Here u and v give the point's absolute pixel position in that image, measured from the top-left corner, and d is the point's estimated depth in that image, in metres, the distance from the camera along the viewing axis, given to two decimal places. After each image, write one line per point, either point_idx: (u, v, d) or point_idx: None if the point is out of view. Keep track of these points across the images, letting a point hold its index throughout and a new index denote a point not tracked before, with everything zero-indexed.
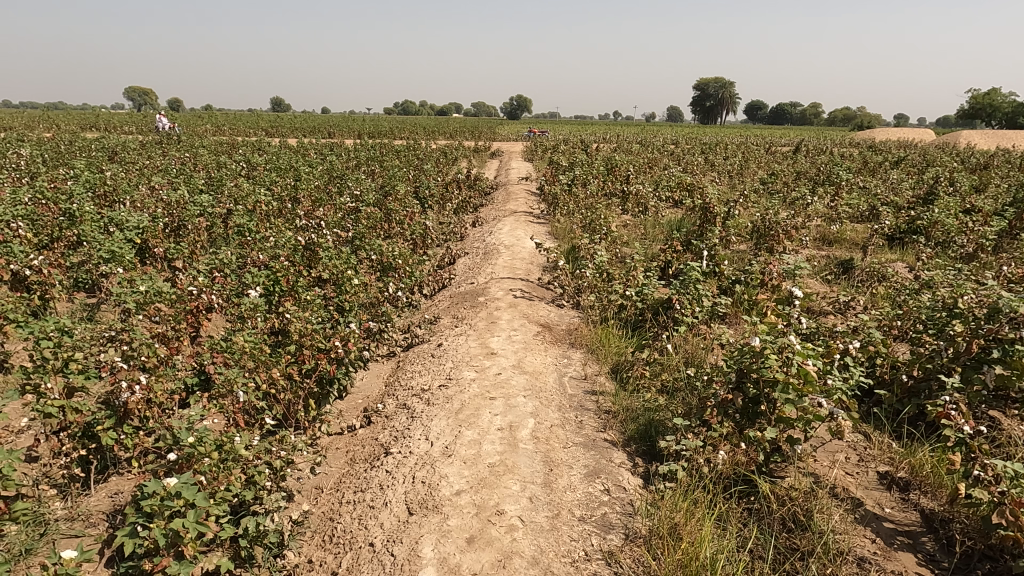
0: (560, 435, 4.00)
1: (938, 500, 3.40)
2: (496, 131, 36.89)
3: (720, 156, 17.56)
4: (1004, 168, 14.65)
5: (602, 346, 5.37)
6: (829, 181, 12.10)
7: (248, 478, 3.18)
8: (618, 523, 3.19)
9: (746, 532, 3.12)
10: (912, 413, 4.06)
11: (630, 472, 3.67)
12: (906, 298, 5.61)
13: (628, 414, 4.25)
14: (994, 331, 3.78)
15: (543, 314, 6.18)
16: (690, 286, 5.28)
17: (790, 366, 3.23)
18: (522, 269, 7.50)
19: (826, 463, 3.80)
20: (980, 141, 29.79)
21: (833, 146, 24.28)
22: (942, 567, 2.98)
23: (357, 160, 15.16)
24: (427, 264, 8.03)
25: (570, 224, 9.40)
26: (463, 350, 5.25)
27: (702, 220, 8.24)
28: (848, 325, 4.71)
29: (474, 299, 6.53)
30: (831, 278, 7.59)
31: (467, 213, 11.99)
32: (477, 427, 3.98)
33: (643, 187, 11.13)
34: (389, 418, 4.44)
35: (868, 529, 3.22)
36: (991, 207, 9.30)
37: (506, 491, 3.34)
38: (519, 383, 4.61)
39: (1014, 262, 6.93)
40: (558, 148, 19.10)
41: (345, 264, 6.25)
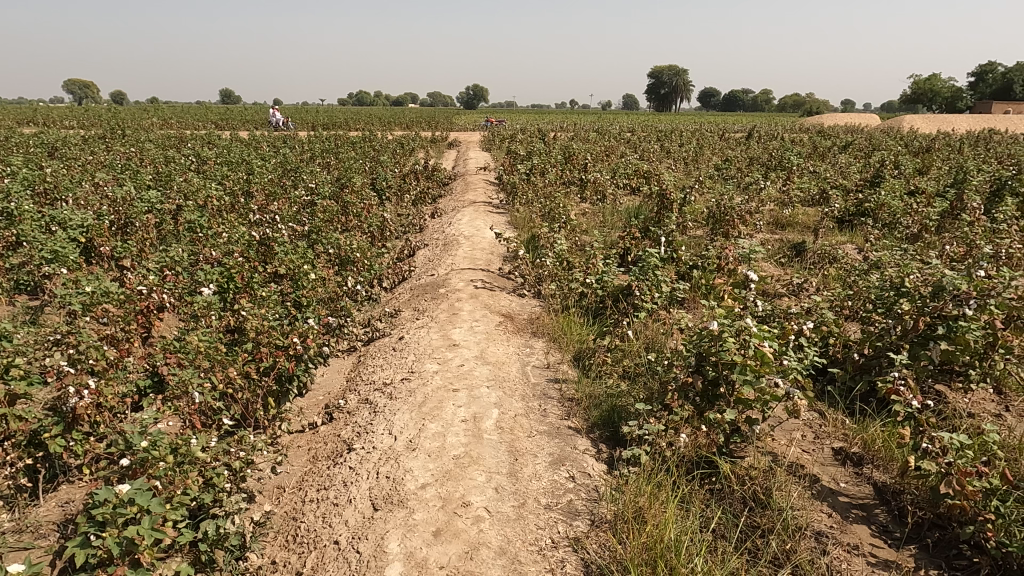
0: (524, 425, 3.95)
1: (890, 473, 3.47)
2: (453, 120, 36.58)
3: (676, 143, 17.79)
4: (946, 151, 15.20)
5: (565, 334, 5.34)
6: (781, 167, 12.33)
7: (207, 480, 3.03)
8: (584, 509, 3.17)
9: (709, 513, 3.12)
10: (864, 390, 4.16)
11: (594, 458, 3.65)
12: (856, 278, 5.73)
13: (591, 401, 4.23)
14: (940, 308, 3.87)
15: (505, 303, 6.13)
16: (649, 272, 5.29)
17: (747, 349, 3.22)
18: (483, 259, 7.43)
19: (785, 441, 3.85)
20: (923, 125, 30.80)
21: (788, 132, 24.63)
22: (895, 537, 3.05)
23: (312, 152, 14.82)
24: (387, 256, 7.88)
25: (530, 214, 9.36)
26: (425, 342, 5.14)
27: (660, 206, 8.29)
28: (802, 306, 4.78)
29: (435, 291, 6.42)
30: (784, 260, 7.73)
31: (426, 203, 11.83)
32: (441, 420, 3.90)
33: (601, 175, 11.15)
34: (350, 413, 4.33)
35: (824, 504, 3.26)
36: (934, 188, 9.62)
37: (472, 483, 3.28)
38: (482, 374, 4.54)
39: (957, 241, 7.16)
40: (516, 137, 19.09)
41: (302, 259, 6.07)
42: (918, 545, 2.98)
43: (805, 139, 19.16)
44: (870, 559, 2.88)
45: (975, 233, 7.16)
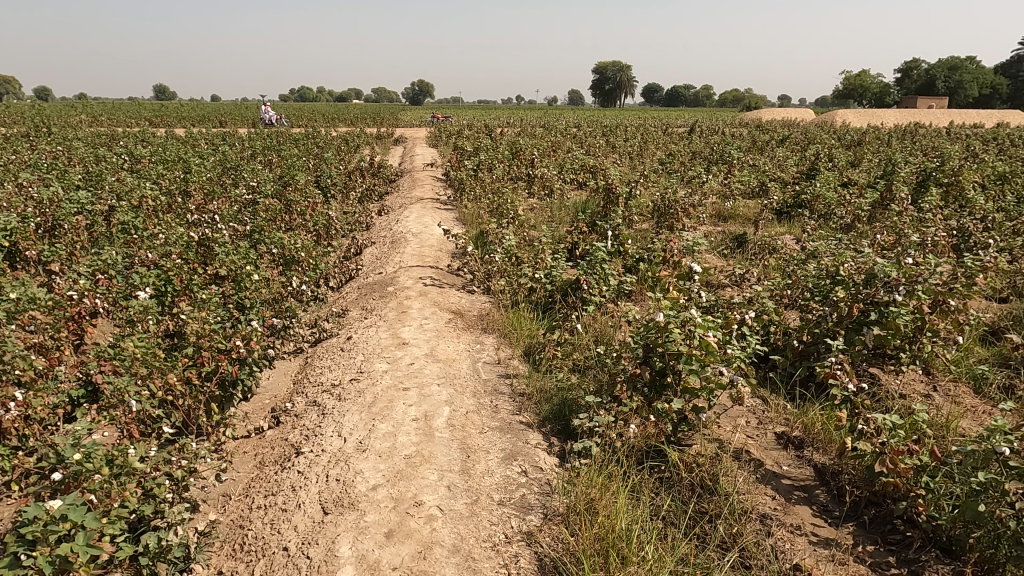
0: (476, 421, 3.91)
1: (829, 454, 3.58)
2: (398, 116, 36.09)
3: (621, 138, 18.00)
4: (875, 144, 15.87)
5: (514, 329, 5.33)
6: (722, 160, 12.62)
7: (147, 491, 2.88)
8: (537, 503, 3.16)
9: (659, 501, 3.16)
10: (804, 376, 4.28)
11: (546, 452, 3.65)
12: (795, 267, 5.91)
13: (542, 395, 4.23)
14: (873, 294, 4.04)
15: (455, 300, 6.07)
16: (596, 266, 5.35)
17: (692, 339, 3.26)
18: (432, 256, 7.34)
19: (730, 427, 3.92)
20: (854, 119, 32.07)
21: (729, 127, 25.27)
22: (834, 516, 3.13)
23: (253, 150, 14.38)
24: (333, 255, 7.70)
25: (478, 210, 9.30)
26: (374, 341, 5.04)
27: (606, 200, 8.36)
28: (745, 296, 4.89)
29: (383, 289, 6.30)
30: (727, 252, 7.91)
31: (372, 201, 11.63)
32: (391, 420, 3.82)
33: (548, 170, 11.17)
34: (298, 416, 4.20)
35: (768, 487, 3.34)
36: (865, 179, 10.03)
37: (424, 482, 3.22)
38: (433, 372, 4.48)
39: (887, 230, 7.47)
40: (463, 133, 18.99)
41: (244, 259, 5.87)
42: (856, 522, 3.09)
43: (745, 134, 19.66)
44: (812, 538, 2.96)
45: (904, 222, 7.48)
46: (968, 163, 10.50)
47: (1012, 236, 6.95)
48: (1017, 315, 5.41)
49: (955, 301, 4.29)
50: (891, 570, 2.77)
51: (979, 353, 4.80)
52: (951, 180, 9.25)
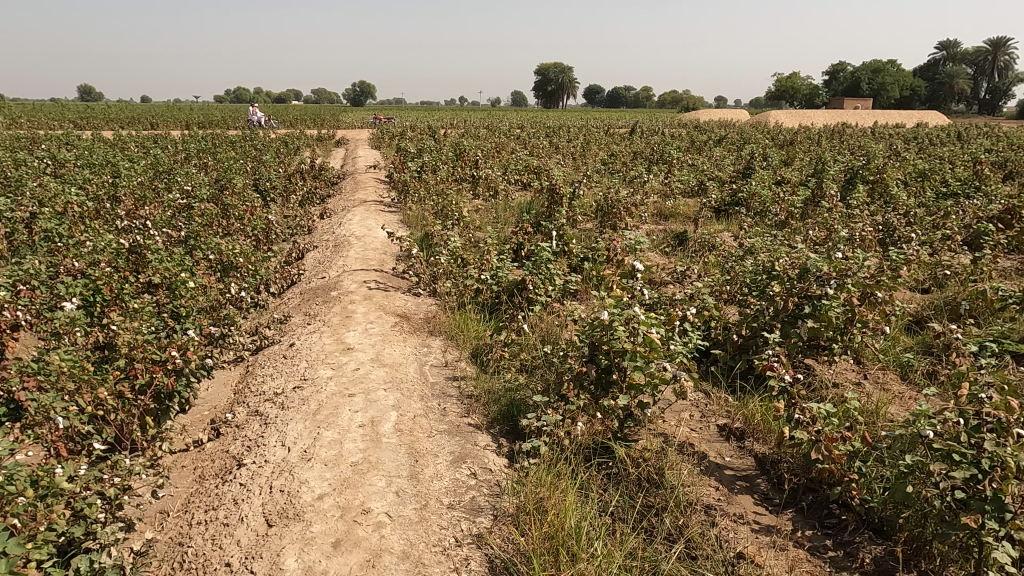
0: (424, 425, 3.85)
1: (769, 444, 3.68)
2: (339, 117, 35.45)
3: (565, 138, 18.17)
4: (806, 143, 16.51)
5: (461, 330, 5.29)
6: (662, 161, 12.88)
7: (76, 512, 2.70)
8: (487, 505, 3.14)
9: (607, 497, 3.18)
10: (744, 368, 4.40)
11: (495, 453, 3.64)
12: (733, 264, 6.07)
13: (490, 396, 4.20)
14: (805, 288, 4.21)
15: (400, 303, 5.98)
16: (541, 266, 5.39)
17: (636, 336, 3.28)
18: (376, 259, 7.21)
19: (674, 421, 3.99)
20: (786, 119, 33.26)
21: (668, 127, 25.79)
22: (774, 504, 3.23)
23: (186, 152, 13.85)
24: (273, 260, 7.48)
25: (422, 212, 9.22)
26: (318, 347, 4.91)
27: (550, 201, 8.39)
28: (686, 293, 4.98)
29: (327, 294, 6.16)
30: (669, 250, 8.06)
31: (314, 204, 11.37)
32: (337, 426, 3.71)
33: (493, 172, 11.16)
34: (239, 427, 4.03)
35: (712, 478, 3.42)
36: (797, 178, 10.40)
37: (372, 489, 3.14)
38: (379, 377, 4.39)
39: (818, 226, 7.76)
40: (406, 134, 18.79)
41: (179, 266, 5.61)
42: (795, 509, 3.18)
43: (683, 134, 20.11)
44: (754, 526, 3.04)
45: (834, 218, 7.79)
46: (890, 161, 11.02)
47: (931, 230, 7.33)
48: (938, 305, 5.71)
49: (881, 293, 4.49)
50: (828, 553, 2.87)
51: (904, 342, 5.04)
52: (876, 178, 9.69)
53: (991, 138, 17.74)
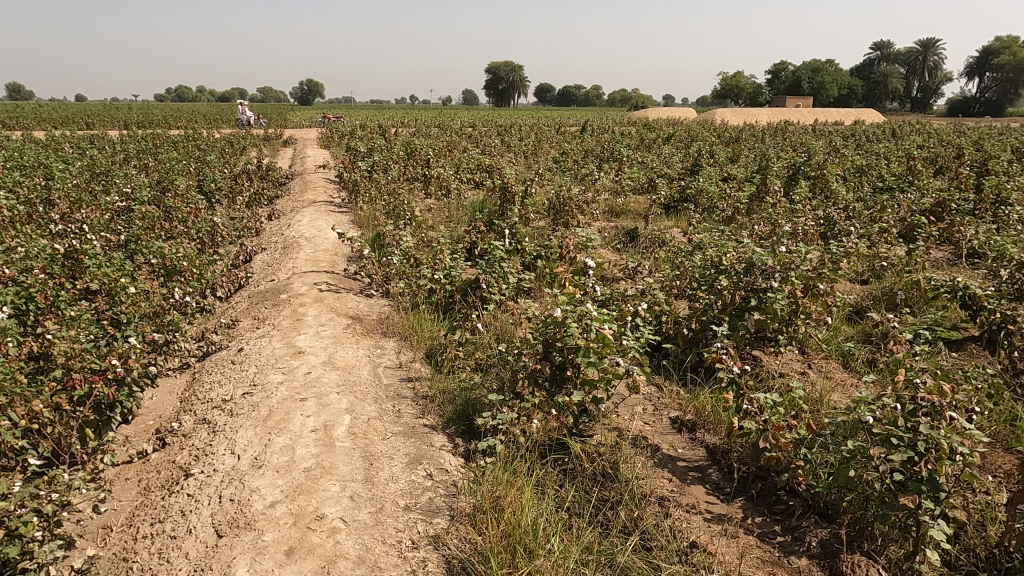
0: (378, 427, 3.78)
1: (719, 435, 3.76)
2: (286, 117, 34.69)
3: (517, 137, 18.20)
4: (751, 140, 16.94)
5: (415, 331, 5.23)
6: (613, 158, 13.02)
7: (11, 531, 2.55)
8: (443, 506, 3.11)
9: (563, 493, 3.19)
10: (694, 361, 4.47)
11: (451, 453, 3.61)
12: (683, 259, 6.16)
13: (445, 396, 4.17)
14: (752, 282, 4.28)
15: (352, 305, 5.87)
16: (495, 265, 5.39)
17: (589, 332, 3.30)
18: (327, 261, 7.07)
19: (628, 415, 4.02)
20: (731, 117, 34.11)
21: (618, 125, 26.09)
22: (725, 492, 3.29)
23: (126, 153, 13.31)
24: (220, 263, 7.25)
25: (373, 212, 9.09)
26: (268, 352, 4.77)
27: (503, 199, 8.37)
28: (638, 289, 5.04)
29: (277, 297, 6.00)
30: (620, 246, 8.15)
31: (261, 205, 11.08)
32: (288, 432, 3.61)
33: (445, 170, 11.08)
34: (185, 436, 3.87)
35: (665, 470, 3.46)
36: (743, 174, 10.66)
37: (325, 494, 3.07)
38: (331, 380, 4.29)
39: (764, 221, 7.96)
40: (356, 133, 18.51)
41: (119, 271, 5.36)
42: (745, 497, 3.25)
43: (633, 132, 20.37)
44: (706, 516, 3.09)
45: (778, 213, 8.01)
46: (830, 157, 11.40)
47: (869, 223, 7.61)
48: (876, 295, 5.93)
49: (823, 284, 4.64)
50: (777, 539, 2.95)
51: (846, 332, 5.21)
52: (817, 173, 10.01)
53: (920, 135, 18.55)
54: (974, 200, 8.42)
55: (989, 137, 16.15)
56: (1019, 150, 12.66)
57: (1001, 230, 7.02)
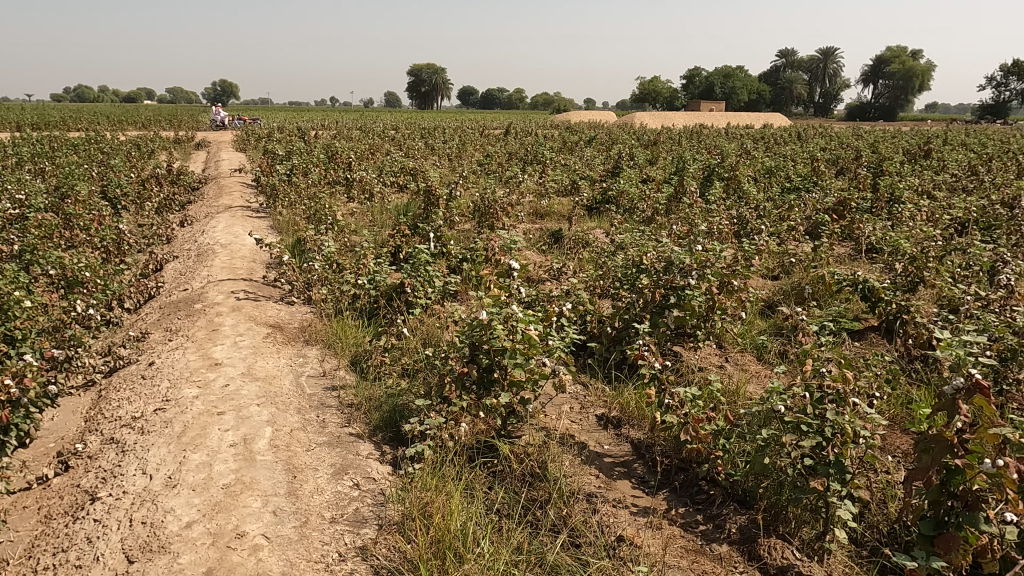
0: (301, 439, 3.64)
1: (643, 429, 3.84)
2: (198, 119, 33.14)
3: (440, 139, 18.11)
4: (668, 143, 17.52)
5: (339, 339, 5.09)
6: (536, 160, 13.15)
7: None
8: (371, 515, 3.04)
9: (493, 495, 3.19)
10: (618, 358, 4.56)
11: (378, 462, 3.53)
12: (606, 259, 6.27)
13: (371, 404, 4.07)
14: (670, 281, 4.47)
15: (272, 313, 5.63)
16: (420, 269, 5.34)
17: (515, 333, 3.30)
18: (244, 268, 6.77)
19: (556, 414, 4.04)
20: (651, 121, 35.20)
21: (541, 128, 26.39)
22: (650, 485, 3.36)
23: (17, 157, 12.34)
24: (127, 274, 6.82)
25: (293, 216, 8.81)
26: (181, 364, 4.42)
27: (427, 202, 8.14)
28: (562, 289, 5.08)
29: (190, 306, 5.68)
30: (545, 248, 8.22)
31: (172, 211, 10.50)
32: (205, 448, 3.38)
33: (367, 174, 10.87)
34: (92, 457, 3.57)
35: (593, 467, 3.50)
36: (661, 176, 10.97)
37: (246, 510, 2.92)
38: (251, 393, 4.05)
39: (682, 220, 8.22)
40: (274, 136, 17.91)
41: (11, 283, 4.94)
42: (669, 488, 3.33)
43: (556, 135, 20.68)
44: (632, 509, 3.15)
45: (694, 213, 8.29)
46: (741, 159, 11.89)
47: (779, 222, 7.99)
48: (786, 291, 6.23)
49: (737, 281, 4.83)
50: (699, 527, 3.04)
51: (759, 326, 5.44)
52: (730, 175, 10.43)
53: (821, 138, 19.81)
54: (871, 199, 8.99)
55: (883, 141, 17.31)
56: (908, 152, 13.64)
57: (895, 226, 7.52)
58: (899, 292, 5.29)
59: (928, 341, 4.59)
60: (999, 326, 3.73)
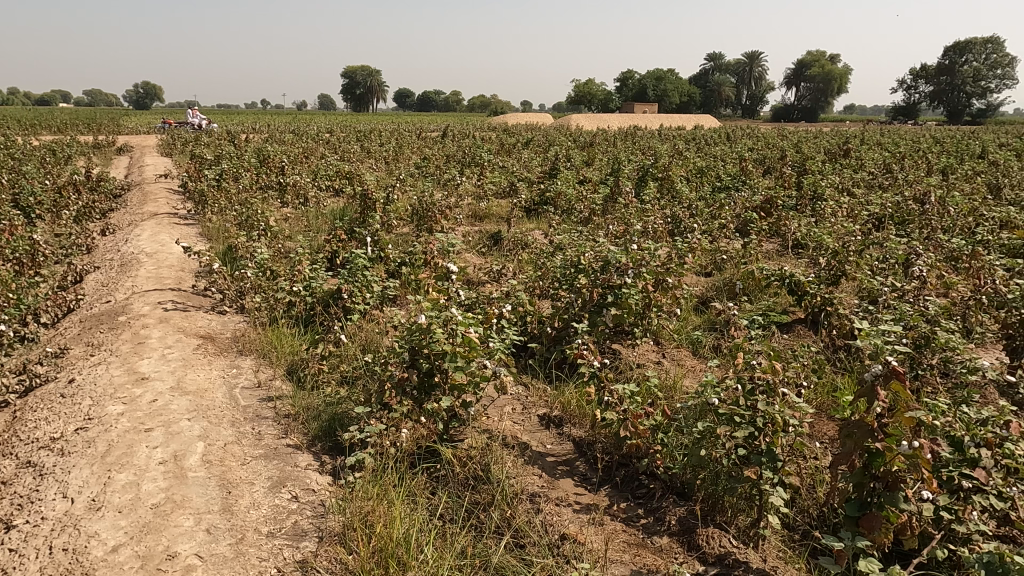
0: (235, 453, 3.48)
1: (584, 428, 3.87)
2: (120, 122, 31.61)
3: (376, 142, 17.84)
4: (603, 145, 17.82)
5: (274, 348, 4.92)
6: (474, 163, 13.11)
7: None
8: (311, 528, 2.94)
9: (436, 501, 3.14)
10: (558, 358, 4.58)
11: (317, 472, 3.43)
12: (545, 260, 6.29)
13: (309, 414, 3.95)
14: (607, 280, 4.53)
15: (203, 323, 5.38)
16: (357, 274, 5.26)
17: (455, 336, 3.26)
18: (171, 278, 6.46)
19: (498, 416, 4.02)
20: (587, 123, 35.77)
21: (479, 130, 26.35)
22: (592, 482, 3.39)
23: None
24: (43, 286, 6.39)
25: (224, 222, 8.48)
26: (104, 380, 4.17)
27: (362, 206, 8.03)
28: (502, 291, 5.06)
29: (113, 318, 5.36)
30: (484, 250, 8.20)
31: (93, 220, 9.95)
32: (132, 467, 3.18)
33: (301, 178, 10.58)
34: (5, 483, 3.31)
35: (536, 467, 3.50)
36: (597, 176, 11.12)
37: (178, 530, 2.76)
38: (181, 407, 3.84)
39: (618, 220, 8.35)
40: (200, 139, 17.23)
41: None
42: (611, 484, 3.37)
43: (494, 137, 20.81)
44: (575, 507, 3.16)
45: (630, 213, 8.43)
46: (673, 160, 12.17)
47: (711, 220, 8.21)
48: (719, 287, 6.40)
49: (671, 279, 4.93)
50: (641, 521, 3.08)
51: (694, 321, 5.57)
52: (663, 175, 10.67)
53: (748, 139, 20.52)
54: (796, 197, 9.35)
55: (806, 141, 18.07)
56: (828, 152, 14.26)
57: (818, 222, 7.83)
58: (823, 285, 5.52)
59: (851, 332, 4.78)
60: (914, 315, 3.93)
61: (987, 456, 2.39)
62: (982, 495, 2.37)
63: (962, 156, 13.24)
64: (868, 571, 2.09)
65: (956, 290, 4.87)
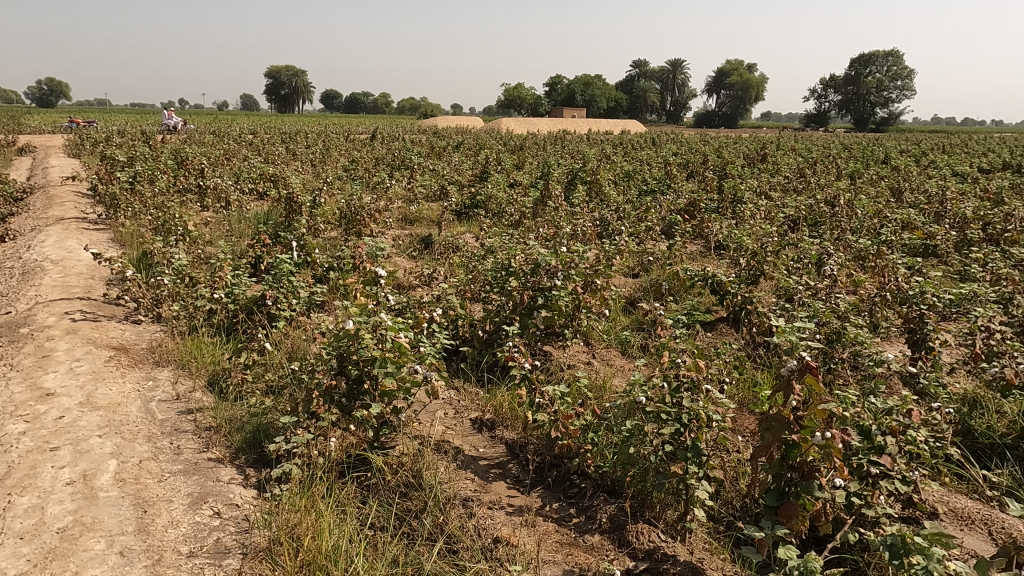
0: (152, 469, 3.27)
1: (517, 430, 3.86)
2: (21, 120, 29.58)
3: (302, 144, 17.38)
4: (533, 148, 17.98)
5: (193, 358, 4.68)
6: (404, 166, 12.95)
7: None
8: (235, 544, 2.80)
9: (366, 509, 3.05)
10: (490, 361, 4.55)
11: (241, 486, 3.27)
12: (475, 263, 6.26)
13: (231, 425, 3.77)
14: (538, 282, 4.55)
15: (115, 334, 5.06)
16: (281, 280, 5.08)
17: (384, 342, 3.16)
18: (80, 286, 6.06)
19: (429, 421, 3.96)
20: (519, 127, 36.07)
21: (407, 133, 26.09)
22: (524, 484, 3.38)
23: None
24: None
25: (138, 227, 8.04)
26: (3, 398, 3.85)
27: (287, 209, 7.78)
28: (432, 295, 4.98)
29: (14, 330, 4.97)
30: (415, 253, 8.10)
31: None
32: (36, 490, 2.93)
33: (222, 180, 10.15)
34: None
35: (468, 471, 3.46)
36: (527, 180, 11.19)
37: (88, 554, 2.56)
38: (91, 423, 3.59)
39: (548, 223, 8.40)
40: (111, 140, 16.30)
41: None
42: (543, 485, 3.37)
43: (424, 140, 20.70)
44: (508, 509, 3.14)
45: (559, 217, 8.50)
46: (601, 163, 12.38)
47: (638, 223, 8.38)
48: (646, 288, 6.53)
49: (600, 280, 4.98)
50: (573, 520, 3.09)
51: (622, 321, 5.66)
52: (591, 179, 10.82)
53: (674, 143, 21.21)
54: (717, 200, 9.67)
55: (742, 141, 19.28)
56: (747, 156, 14.86)
57: (738, 225, 8.12)
58: (744, 284, 5.71)
59: (769, 329, 4.97)
60: (826, 312, 4.12)
61: (892, 443, 2.50)
62: (888, 479, 2.50)
63: (867, 161, 14.03)
64: (787, 557, 2.11)
65: (864, 287, 5.14)
